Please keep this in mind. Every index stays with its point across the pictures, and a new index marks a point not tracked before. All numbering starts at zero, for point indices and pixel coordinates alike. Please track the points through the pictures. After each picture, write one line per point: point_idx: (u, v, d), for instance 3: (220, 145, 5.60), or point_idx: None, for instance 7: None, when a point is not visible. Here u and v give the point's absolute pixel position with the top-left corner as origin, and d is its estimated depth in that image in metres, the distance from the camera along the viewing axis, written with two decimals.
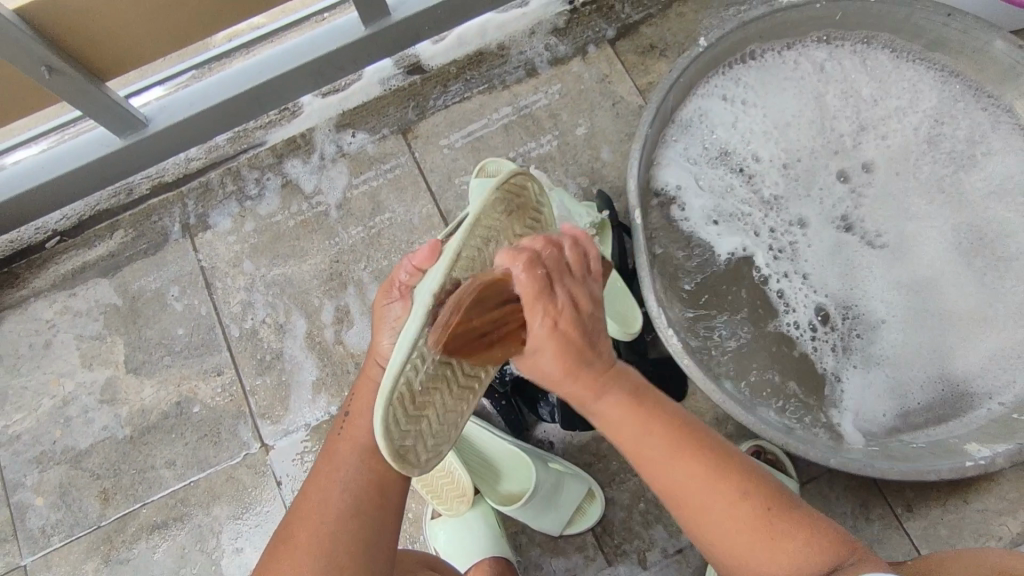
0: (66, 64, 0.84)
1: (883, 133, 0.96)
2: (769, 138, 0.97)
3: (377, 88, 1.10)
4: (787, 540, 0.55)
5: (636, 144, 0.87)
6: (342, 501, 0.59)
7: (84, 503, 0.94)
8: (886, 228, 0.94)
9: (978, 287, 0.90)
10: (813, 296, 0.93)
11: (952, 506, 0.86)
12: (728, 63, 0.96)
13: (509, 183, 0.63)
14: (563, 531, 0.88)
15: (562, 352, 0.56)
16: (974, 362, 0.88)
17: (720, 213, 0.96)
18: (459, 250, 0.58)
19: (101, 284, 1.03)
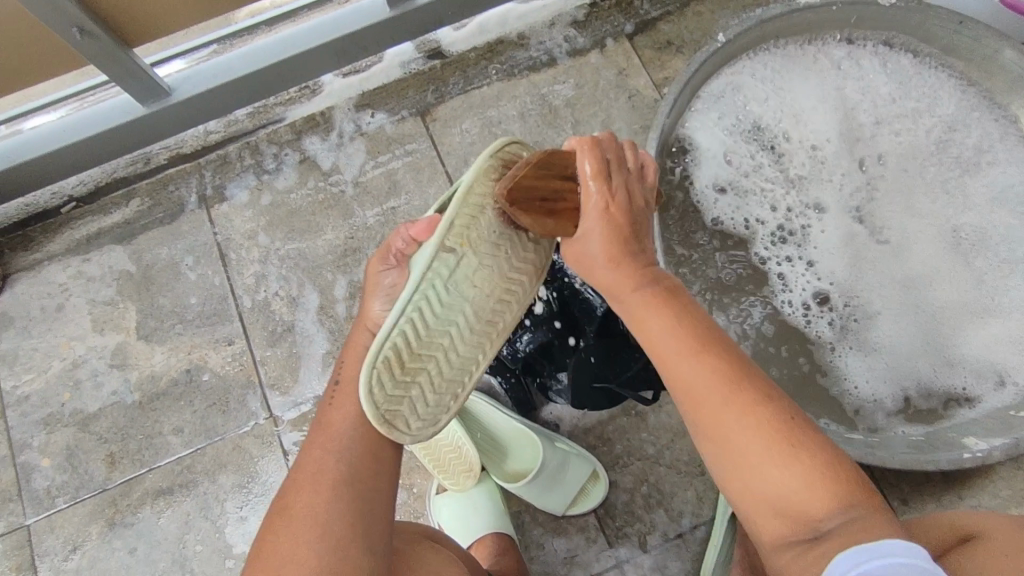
0: (100, 30, 0.85)
1: (898, 128, 0.97)
2: (799, 121, 0.99)
3: (397, 71, 1.11)
4: (805, 452, 0.52)
5: (658, 121, 0.88)
6: (337, 469, 0.60)
7: (91, 466, 0.95)
8: (899, 222, 0.95)
9: (980, 294, 0.91)
10: (813, 281, 0.95)
11: (948, 501, 0.87)
12: (766, 47, 0.97)
13: (504, 150, 0.64)
14: (566, 512, 0.88)
15: (610, 235, 0.60)
16: (973, 360, 0.89)
17: (735, 189, 0.98)
18: (452, 219, 0.60)
19: (116, 251, 1.04)
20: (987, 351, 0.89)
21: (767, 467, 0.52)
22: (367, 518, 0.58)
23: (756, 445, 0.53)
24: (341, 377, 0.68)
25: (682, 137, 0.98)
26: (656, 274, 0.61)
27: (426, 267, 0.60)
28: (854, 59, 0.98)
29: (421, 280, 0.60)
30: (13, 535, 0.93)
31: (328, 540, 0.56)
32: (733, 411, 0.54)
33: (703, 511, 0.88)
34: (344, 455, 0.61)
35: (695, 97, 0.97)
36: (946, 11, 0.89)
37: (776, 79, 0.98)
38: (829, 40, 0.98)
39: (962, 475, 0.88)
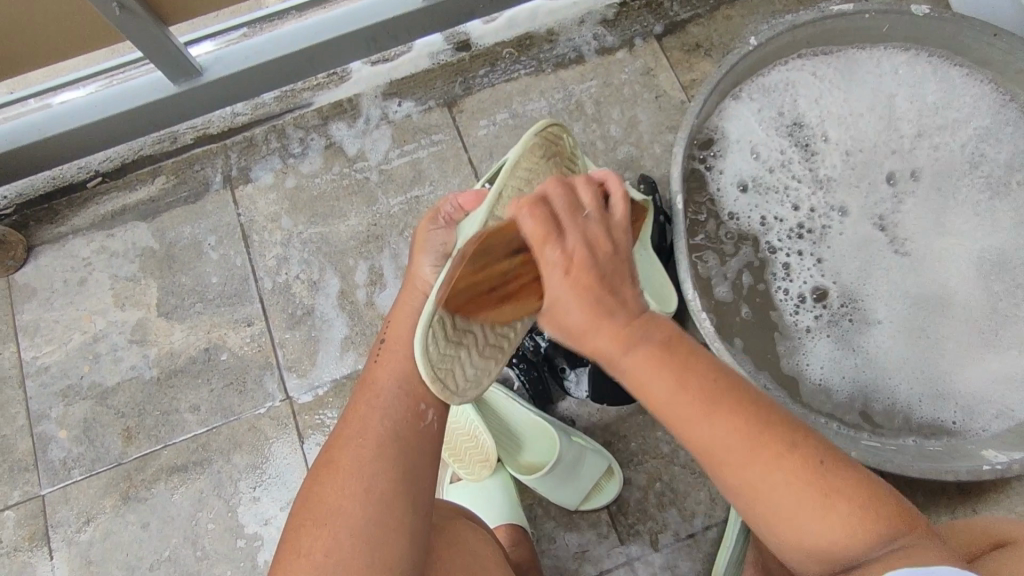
0: (137, 5, 0.86)
1: (938, 142, 0.97)
2: (844, 125, 0.99)
3: (426, 61, 1.11)
4: (834, 502, 0.48)
5: (708, 82, 0.89)
6: (383, 426, 0.61)
7: (107, 439, 0.95)
8: (924, 238, 0.95)
9: (990, 327, 0.90)
10: (816, 276, 0.95)
11: (962, 514, 0.87)
12: (836, 52, 0.98)
13: (549, 131, 0.69)
14: (579, 506, 0.88)
15: (585, 294, 0.49)
16: (973, 384, 0.88)
17: (760, 180, 0.98)
18: (502, 189, 0.63)
19: (140, 228, 1.04)
20: (989, 389, 0.88)
21: (810, 519, 0.48)
22: (410, 477, 0.59)
23: (793, 503, 0.48)
24: (394, 332, 0.69)
25: (715, 124, 0.97)
26: (646, 323, 0.50)
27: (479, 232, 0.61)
28: (913, 69, 0.97)
29: None
30: (27, 505, 0.93)
31: (375, 495, 0.57)
32: (756, 464, 0.48)
33: (716, 511, 0.88)
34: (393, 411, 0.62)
35: (749, 80, 0.97)
36: (981, 23, 0.89)
37: (840, 81, 0.99)
38: (894, 51, 0.98)
39: (976, 489, 0.88)
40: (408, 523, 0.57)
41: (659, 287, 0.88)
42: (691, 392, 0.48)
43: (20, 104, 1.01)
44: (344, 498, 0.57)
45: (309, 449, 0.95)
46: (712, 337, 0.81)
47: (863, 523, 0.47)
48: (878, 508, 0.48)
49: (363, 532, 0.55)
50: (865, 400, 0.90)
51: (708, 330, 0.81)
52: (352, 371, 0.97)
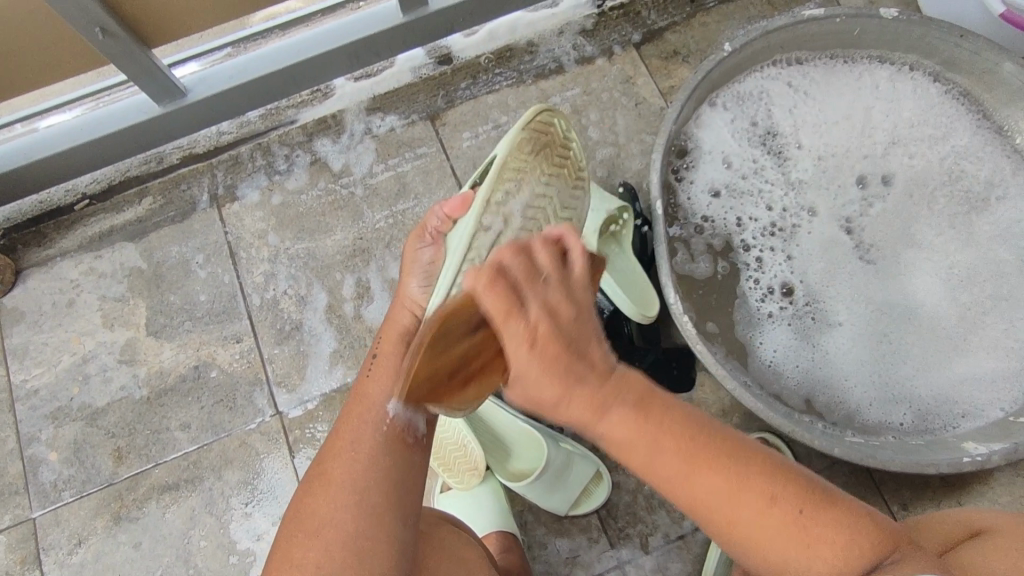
0: (121, 29, 0.86)
1: (912, 151, 0.99)
2: (818, 131, 1.01)
3: (408, 76, 1.13)
4: (822, 544, 0.50)
5: (682, 93, 0.91)
6: (375, 439, 0.62)
7: (98, 460, 0.95)
8: (889, 243, 0.96)
9: (959, 333, 0.92)
10: (784, 271, 0.96)
11: (947, 506, 0.88)
12: (811, 58, 1.00)
13: (533, 125, 0.73)
14: (569, 511, 0.88)
15: (549, 368, 0.46)
16: (939, 388, 0.90)
17: (735, 186, 0.99)
18: (487, 198, 0.67)
19: (127, 248, 1.05)
20: (951, 390, 0.89)
21: (801, 561, 0.51)
22: (400, 489, 0.60)
23: (774, 540, 0.51)
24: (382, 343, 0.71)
25: (690, 131, 0.99)
26: (620, 379, 0.50)
27: (470, 242, 0.66)
28: (895, 85, 1.00)
29: (467, 251, 0.66)
30: (18, 528, 0.93)
31: (365, 508, 0.58)
32: (745, 513, 0.51)
33: None
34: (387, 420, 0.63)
35: (723, 87, 0.99)
36: (947, 25, 0.90)
37: (813, 89, 1.01)
38: (877, 65, 1.00)
39: (961, 482, 0.89)
40: (397, 533, 0.58)
41: (641, 290, 0.90)
42: (669, 453, 0.50)
43: (7, 129, 1.02)
44: (336, 510, 0.58)
45: (300, 463, 0.95)
46: (694, 340, 0.81)
47: (846, 542, 0.50)
48: (861, 536, 0.51)
49: (353, 544, 0.56)
50: (839, 397, 0.91)
51: (690, 333, 0.81)
52: (342, 383, 0.98)
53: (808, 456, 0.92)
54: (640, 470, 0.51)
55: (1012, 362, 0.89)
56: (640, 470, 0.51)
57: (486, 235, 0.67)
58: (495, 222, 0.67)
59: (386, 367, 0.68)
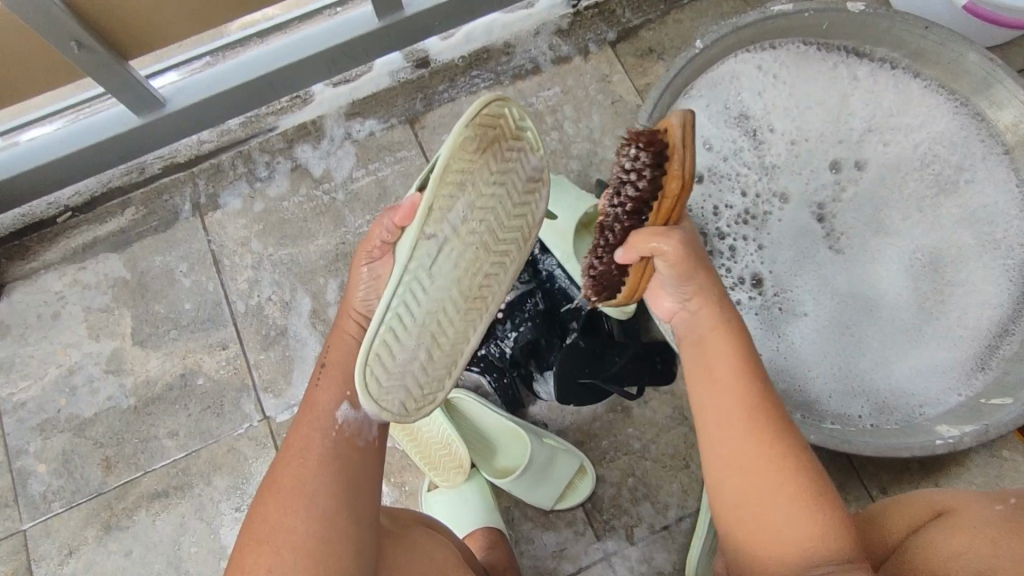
0: (97, 43, 0.87)
1: (888, 139, 1.00)
2: (790, 116, 1.02)
3: (387, 80, 1.14)
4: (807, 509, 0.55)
5: (654, 90, 0.92)
6: (325, 445, 0.63)
7: (87, 470, 0.96)
8: (858, 230, 0.98)
9: (915, 324, 0.94)
10: (756, 262, 0.98)
11: (923, 488, 0.90)
12: (784, 44, 1.00)
13: (486, 113, 0.60)
14: (555, 506, 0.90)
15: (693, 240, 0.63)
16: (901, 374, 0.92)
17: (712, 172, 1.01)
18: (430, 205, 0.59)
19: (111, 259, 1.06)
20: (907, 382, 0.91)
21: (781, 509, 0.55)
22: (353, 493, 0.61)
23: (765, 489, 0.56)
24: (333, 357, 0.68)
25: None
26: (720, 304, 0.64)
27: (409, 257, 0.59)
28: (873, 77, 1.00)
29: (406, 266, 0.59)
30: (9, 540, 0.94)
31: (320, 513, 0.58)
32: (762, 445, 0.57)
33: (688, 503, 0.91)
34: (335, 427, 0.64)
35: (698, 77, 1.00)
36: (913, 17, 0.91)
37: (787, 73, 1.02)
38: (852, 55, 1.00)
39: (937, 465, 0.91)
40: (351, 535, 0.59)
41: None
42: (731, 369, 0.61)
43: None
44: (290, 516, 0.58)
45: None
46: None
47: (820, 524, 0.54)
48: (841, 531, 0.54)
49: (308, 549, 0.57)
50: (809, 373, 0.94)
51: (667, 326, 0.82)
52: None
53: None
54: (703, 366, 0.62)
55: (969, 352, 0.91)
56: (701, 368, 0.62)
57: (428, 245, 0.60)
58: (439, 234, 0.60)
59: (337, 378, 0.67)
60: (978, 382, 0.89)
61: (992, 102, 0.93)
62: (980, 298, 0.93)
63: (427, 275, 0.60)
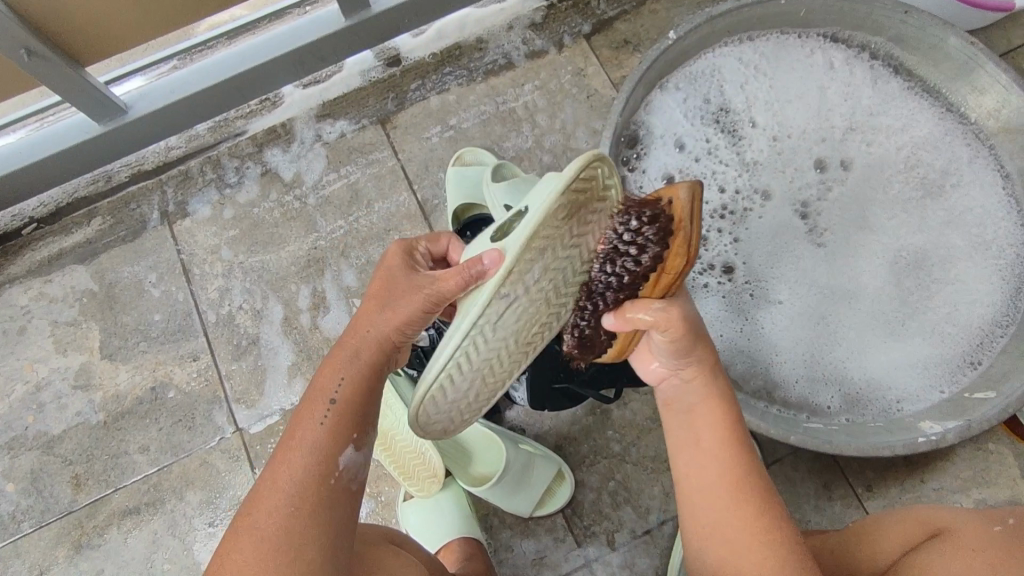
0: (49, 50, 0.85)
1: (870, 139, 0.98)
2: (772, 110, 0.99)
3: (358, 80, 1.11)
4: None
5: (628, 82, 0.89)
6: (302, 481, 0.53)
7: (57, 489, 0.94)
8: (842, 227, 0.96)
9: (896, 322, 0.92)
10: (728, 249, 0.96)
11: (910, 485, 0.88)
12: (762, 36, 0.98)
13: (583, 173, 0.50)
14: (533, 512, 0.88)
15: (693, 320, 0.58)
16: (878, 368, 0.90)
17: (688, 171, 0.98)
18: (512, 266, 0.50)
19: (78, 271, 1.03)
20: (884, 375, 0.89)
21: None
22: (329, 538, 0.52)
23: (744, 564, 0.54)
24: (347, 388, 0.56)
25: (640, 118, 0.98)
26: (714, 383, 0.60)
27: (477, 315, 0.51)
28: (850, 66, 0.98)
29: (473, 326, 0.51)
30: None
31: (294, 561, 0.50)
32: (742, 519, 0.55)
33: (671, 506, 0.89)
34: (334, 475, 0.54)
35: (675, 71, 0.97)
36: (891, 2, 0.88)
37: (767, 65, 0.99)
38: (830, 44, 0.98)
39: (922, 461, 0.89)
40: None
41: None
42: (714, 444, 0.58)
43: None
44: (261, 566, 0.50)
45: None
46: None
47: None
48: None
49: None
50: (785, 362, 0.92)
51: None
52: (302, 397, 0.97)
53: (772, 443, 0.92)
54: (685, 441, 0.60)
55: (955, 352, 0.89)
56: (682, 442, 0.60)
57: (498, 304, 0.51)
58: (513, 298, 0.51)
59: (347, 416, 0.56)
60: (963, 379, 0.87)
61: (972, 88, 0.91)
62: (971, 300, 0.91)
63: (490, 335, 0.52)
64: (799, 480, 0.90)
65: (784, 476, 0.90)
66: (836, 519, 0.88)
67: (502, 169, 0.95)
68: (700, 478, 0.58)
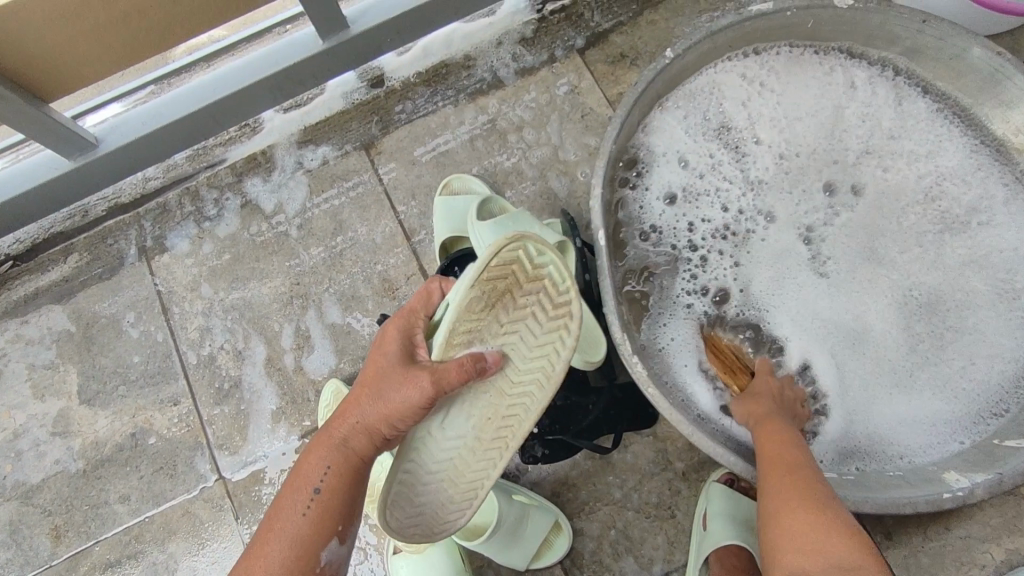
0: (5, 89, 0.80)
1: (888, 164, 0.91)
2: (778, 127, 0.93)
3: (340, 102, 1.05)
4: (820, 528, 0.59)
5: (620, 107, 0.81)
6: (284, 560, 0.57)
7: (36, 541, 0.91)
8: (852, 260, 0.90)
9: (909, 367, 0.86)
10: (727, 276, 0.90)
11: (933, 533, 0.83)
12: (770, 49, 0.91)
13: (492, 269, 0.62)
14: (529, 566, 0.84)
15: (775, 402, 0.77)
16: (888, 417, 0.84)
17: (688, 190, 0.92)
18: (443, 351, 0.63)
19: (54, 311, 1.00)
20: (888, 428, 0.84)
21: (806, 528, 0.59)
22: None
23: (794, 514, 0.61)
24: (330, 476, 0.60)
25: (639, 141, 0.92)
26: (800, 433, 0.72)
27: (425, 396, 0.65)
28: (872, 87, 0.92)
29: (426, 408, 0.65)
30: None
31: None
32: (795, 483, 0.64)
33: (675, 556, 0.84)
34: (317, 568, 0.58)
35: (676, 87, 0.91)
36: (908, 10, 0.81)
37: (779, 83, 0.93)
38: (847, 62, 0.92)
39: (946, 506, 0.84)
40: None
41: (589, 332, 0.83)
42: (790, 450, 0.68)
43: None
44: None
45: (246, 530, 0.91)
46: (644, 382, 0.74)
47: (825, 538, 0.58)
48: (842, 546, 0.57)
49: None
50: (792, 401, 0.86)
51: (639, 374, 0.74)
52: (287, 442, 0.93)
53: None
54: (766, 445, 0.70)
55: (972, 411, 0.83)
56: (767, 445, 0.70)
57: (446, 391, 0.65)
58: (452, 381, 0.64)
59: (329, 506, 0.60)
60: (987, 430, 0.82)
61: (999, 103, 0.85)
62: (990, 351, 0.85)
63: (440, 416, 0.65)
64: None
65: None
66: None
67: (490, 203, 0.90)
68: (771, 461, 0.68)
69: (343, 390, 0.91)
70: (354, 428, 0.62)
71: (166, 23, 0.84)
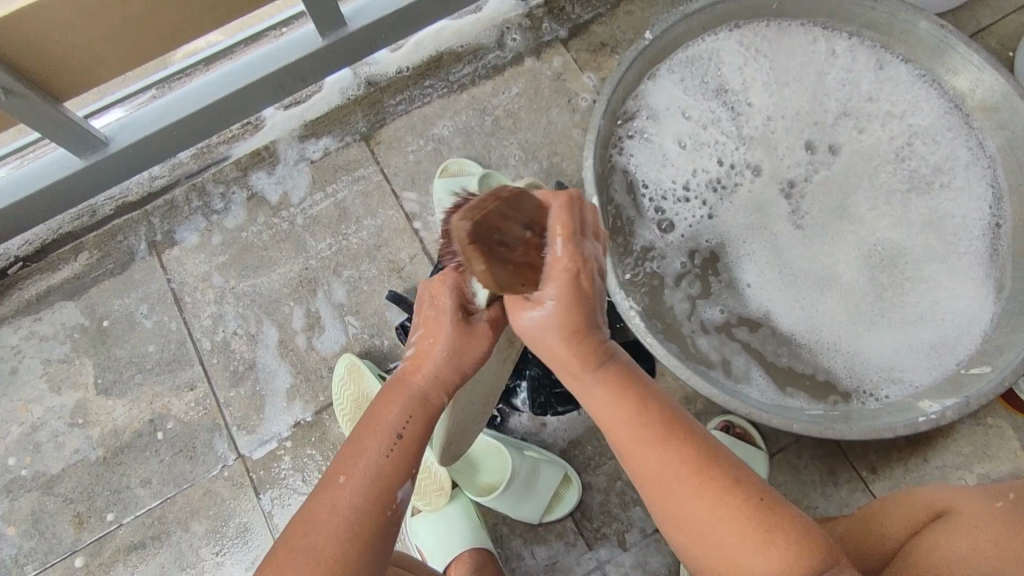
0: (24, 87, 0.84)
1: (862, 125, 0.98)
2: (769, 91, 1.00)
3: (337, 98, 1.10)
4: (780, 533, 0.49)
5: (614, 72, 0.89)
6: (355, 508, 0.50)
7: (58, 528, 0.93)
8: (824, 217, 0.97)
9: (871, 300, 0.93)
10: (704, 224, 0.97)
11: (914, 466, 0.89)
12: (750, 23, 0.98)
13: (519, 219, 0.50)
14: (542, 519, 0.88)
15: (571, 313, 0.51)
16: (865, 348, 0.91)
17: (692, 139, 0.99)
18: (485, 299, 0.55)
19: (67, 307, 1.02)
20: (859, 360, 0.91)
21: (744, 547, 0.49)
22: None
23: (725, 528, 0.50)
24: (412, 426, 0.52)
25: (638, 98, 0.97)
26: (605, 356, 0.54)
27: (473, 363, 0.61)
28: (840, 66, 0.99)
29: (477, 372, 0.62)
30: None
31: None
32: (701, 486, 0.51)
33: None
34: (392, 509, 0.51)
35: (670, 53, 0.97)
36: None
37: (766, 57, 0.99)
38: (834, 35, 0.98)
39: (924, 440, 0.90)
40: None
41: None
42: (650, 436, 0.52)
43: None
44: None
45: (267, 505, 0.94)
46: (643, 333, 0.80)
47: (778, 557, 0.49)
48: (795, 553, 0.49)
49: None
50: (762, 346, 0.93)
51: (638, 326, 0.80)
52: (303, 419, 0.97)
53: (774, 434, 0.93)
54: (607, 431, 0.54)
55: (940, 348, 0.89)
56: (611, 434, 0.54)
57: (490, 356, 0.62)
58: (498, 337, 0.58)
59: (412, 453, 0.52)
60: (956, 362, 0.88)
61: (948, 69, 0.93)
62: (945, 297, 0.92)
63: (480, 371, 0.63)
64: (803, 468, 0.91)
65: (788, 464, 0.91)
66: (842, 503, 0.89)
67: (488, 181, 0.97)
68: (642, 456, 0.52)
69: (358, 364, 0.95)
70: (435, 378, 0.54)
71: (175, 25, 0.89)
